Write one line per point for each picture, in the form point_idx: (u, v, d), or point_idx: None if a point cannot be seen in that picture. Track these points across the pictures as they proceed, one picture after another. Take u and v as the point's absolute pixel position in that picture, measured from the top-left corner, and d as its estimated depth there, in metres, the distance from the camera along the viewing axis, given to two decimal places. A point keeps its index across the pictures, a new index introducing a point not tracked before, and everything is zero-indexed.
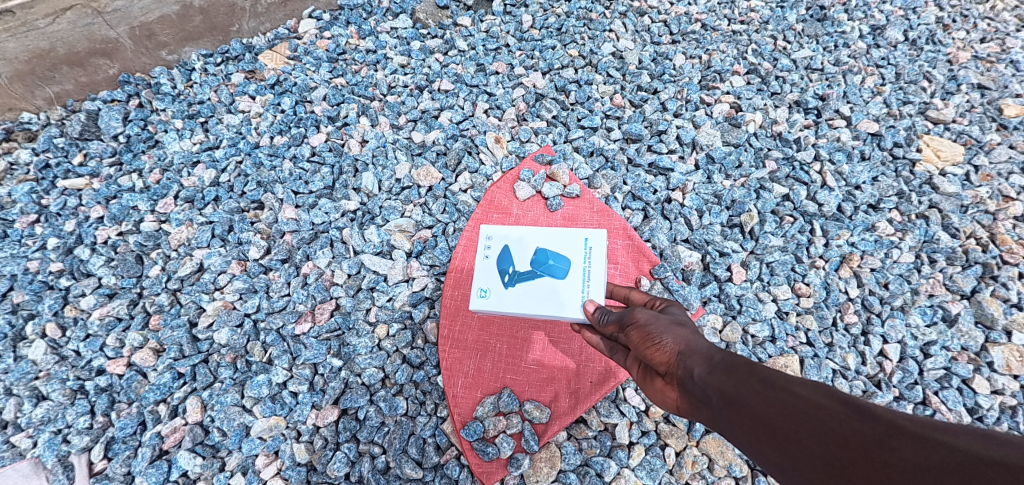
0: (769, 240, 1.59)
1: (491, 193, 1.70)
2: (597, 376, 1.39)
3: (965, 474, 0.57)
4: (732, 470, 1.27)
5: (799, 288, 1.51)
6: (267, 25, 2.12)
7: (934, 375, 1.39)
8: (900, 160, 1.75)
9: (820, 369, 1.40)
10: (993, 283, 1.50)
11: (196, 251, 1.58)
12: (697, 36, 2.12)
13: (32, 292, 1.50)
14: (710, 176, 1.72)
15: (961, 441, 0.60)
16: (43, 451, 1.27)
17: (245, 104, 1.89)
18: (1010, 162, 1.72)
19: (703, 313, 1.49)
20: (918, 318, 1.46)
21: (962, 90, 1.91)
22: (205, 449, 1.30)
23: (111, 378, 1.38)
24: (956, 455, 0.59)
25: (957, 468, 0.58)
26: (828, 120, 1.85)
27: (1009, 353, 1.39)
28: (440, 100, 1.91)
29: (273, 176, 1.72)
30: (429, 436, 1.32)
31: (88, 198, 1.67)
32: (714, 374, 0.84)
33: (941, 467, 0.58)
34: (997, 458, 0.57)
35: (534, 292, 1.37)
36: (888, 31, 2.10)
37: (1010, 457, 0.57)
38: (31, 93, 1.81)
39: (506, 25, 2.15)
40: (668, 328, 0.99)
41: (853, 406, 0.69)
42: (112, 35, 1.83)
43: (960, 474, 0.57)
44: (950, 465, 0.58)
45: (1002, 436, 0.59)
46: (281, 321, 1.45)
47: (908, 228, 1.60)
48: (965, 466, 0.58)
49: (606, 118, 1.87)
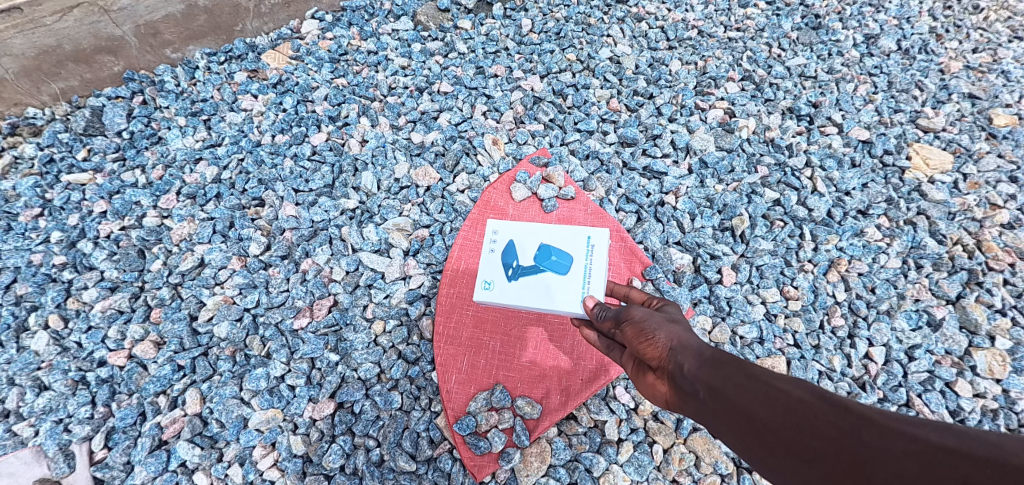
0: (760, 243, 1.61)
1: (488, 194, 1.73)
2: (588, 374, 1.43)
3: (925, 464, 0.60)
4: (718, 467, 1.30)
5: (787, 291, 1.54)
6: (270, 25, 2.16)
7: (918, 378, 1.42)
8: (890, 168, 1.78)
9: (807, 370, 1.43)
10: (977, 289, 1.53)
11: (197, 246, 1.61)
12: (694, 43, 2.15)
13: (35, 285, 1.52)
14: (703, 180, 1.76)
15: (925, 433, 0.63)
16: (45, 440, 1.29)
17: (248, 103, 1.92)
18: (998, 171, 1.75)
19: (693, 314, 1.52)
20: (904, 322, 1.49)
21: (953, 100, 1.95)
22: (204, 440, 1.33)
23: (112, 369, 1.41)
24: (918, 445, 0.63)
25: (917, 456, 0.61)
26: (820, 127, 1.89)
27: (991, 357, 1.42)
28: (439, 102, 1.94)
29: (274, 174, 1.75)
30: (423, 430, 1.35)
31: (92, 193, 1.70)
32: (703, 368, 0.87)
33: (904, 456, 0.62)
34: (957, 448, 0.61)
35: (535, 284, 1.41)
36: (881, 41, 2.14)
37: (970, 448, 0.60)
38: (37, 88, 1.84)
39: (506, 29, 2.19)
40: (662, 325, 1.02)
41: (831, 400, 0.72)
42: (118, 33, 1.86)
43: (921, 462, 0.61)
44: (912, 454, 0.62)
45: (969, 430, 0.62)
46: (280, 316, 1.48)
47: (897, 234, 1.63)
48: (928, 456, 0.61)
49: (602, 121, 1.91)
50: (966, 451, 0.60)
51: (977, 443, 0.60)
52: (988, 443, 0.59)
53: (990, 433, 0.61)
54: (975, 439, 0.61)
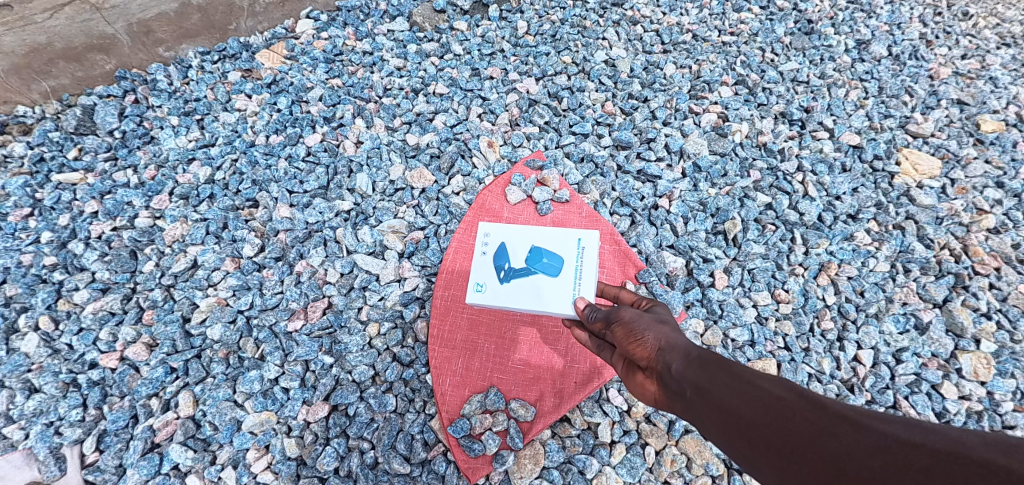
0: (752, 247, 1.63)
1: (482, 197, 1.73)
2: (582, 376, 1.44)
3: (895, 458, 0.62)
4: (709, 468, 1.31)
5: (778, 295, 1.56)
6: (265, 24, 2.14)
7: (905, 380, 1.44)
8: (880, 173, 1.80)
9: (797, 373, 1.45)
10: (964, 292, 1.56)
11: (190, 247, 1.60)
12: (688, 47, 2.17)
13: (25, 285, 1.51)
14: (697, 183, 1.77)
15: (893, 428, 0.66)
16: (36, 443, 1.29)
17: (241, 103, 1.91)
18: (985, 177, 1.78)
19: (686, 317, 1.53)
20: (891, 325, 1.51)
21: (942, 105, 1.97)
22: (197, 442, 1.33)
23: (104, 371, 1.40)
24: (887, 440, 0.64)
25: (886, 452, 0.63)
26: (812, 132, 1.91)
27: (976, 360, 1.45)
28: (435, 103, 1.94)
29: (268, 175, 1.74)
30: (417, 433, 1.36)
31: (83, 192, 1.68)
32: (689, 368, 0.89)
33: (874, 451, 0.64)
34: (923, 443, 0.63)
35: (527, 286, 1.41)
36: (873, 46, 2.16)
37: (934, 442, 0.62)
38: (27, 86, 1.81)
39: (502, 31, 2.19)
40: (651, 325, 1.03)
41: (809, 398, 0.74)
42: (110, 31, 1.85)
43: (889, 457, 0.63)
44: (882, 449, 0.64)
45: (933, 426, 0.65)
46: (274, 318, 1.48)
47: (885, 238, 1.66)
48: (896, 450, 0.63)
49: (597, 124, 1.92)
50: (930, 446, 0.62)
51: (941, 439, 0.62)
52: (951, 439, 0.62)
53: (953, 428, 0.63)
54: (938, 434, 0.63)
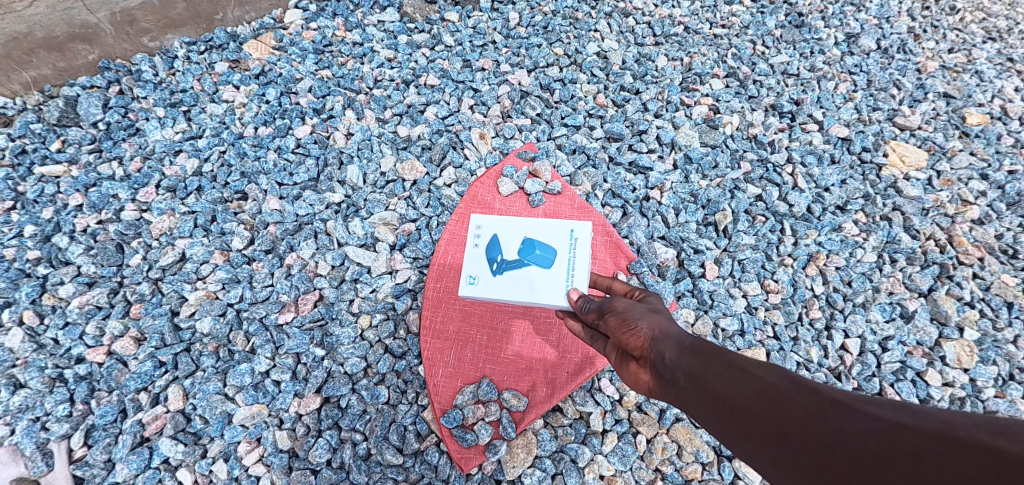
0: (742, 238, 1.65)
1: (474, 188, 1.73)
2: (575, 366, 1.45)
3: (886, 442, 0.63)
4: (699, 456, 1.33)
5: (768, 285, 1.58)
6: (252, 14, 2.11)
7: (891, 368, 1.47)
8: (868, 164, 1.82)
9: (785, 362, 1.48)
10: (948, 283, 1.58)
11: (178, 240, 1.58)
12: (680, 39, 2.17)
13: (8, 280, 1.48)
14: (688, 175, 1.78)
15: (884, 412, 0.66)
16: (21, 439, 1.27)
17: (229, 94, 1.88)
18: (970, 169, 1.81)
19: (677, 307, 1.55)
20: (878, 314, 1.54)
21: (929, 98, 2.00)
22: (187, 436, 1.32)
23: (91, 366, 1.38)
24: (880, 424, 0.65)
25: (877, 436, 0.64)
26: (801, 124, 1.92)
27: (959, 348, 1.48)
28: (426, 95, 1.93)
29: (257, 166, 1.72)
30: (409, 424, 1.36)
31: (67, 185, 1.66)
32: (682, 357, 0.90)
33: (865, 435, 0.65)
34: (913, 425, 0.63)
35: (520, 279, 1.41)
36: (862, 39, 2.18)
37: (924, 424, 0.63)
38: (7, 77, 1.76)
39: (494, 22, 2.17)
40: (644, 315, 1.04)
41: (801, 384, 0.75)
42: (92, 20, 1.81)
43: (881, 441, 0.63)
44: (872, 432, 0.64)
45: (924, 408, 0.65)
46: (264, 311, 1.47)
47: (872, 229, 1.68)
48: (888, 433, 0.64)
49: (589, 116, 1.91)
50: (921, 427, 0.63)
51: (932, 420, 0.63)
52: (942, 420, 0.63)
53: (944, 410, 0.64)
54: (927, 415, 0.64)
